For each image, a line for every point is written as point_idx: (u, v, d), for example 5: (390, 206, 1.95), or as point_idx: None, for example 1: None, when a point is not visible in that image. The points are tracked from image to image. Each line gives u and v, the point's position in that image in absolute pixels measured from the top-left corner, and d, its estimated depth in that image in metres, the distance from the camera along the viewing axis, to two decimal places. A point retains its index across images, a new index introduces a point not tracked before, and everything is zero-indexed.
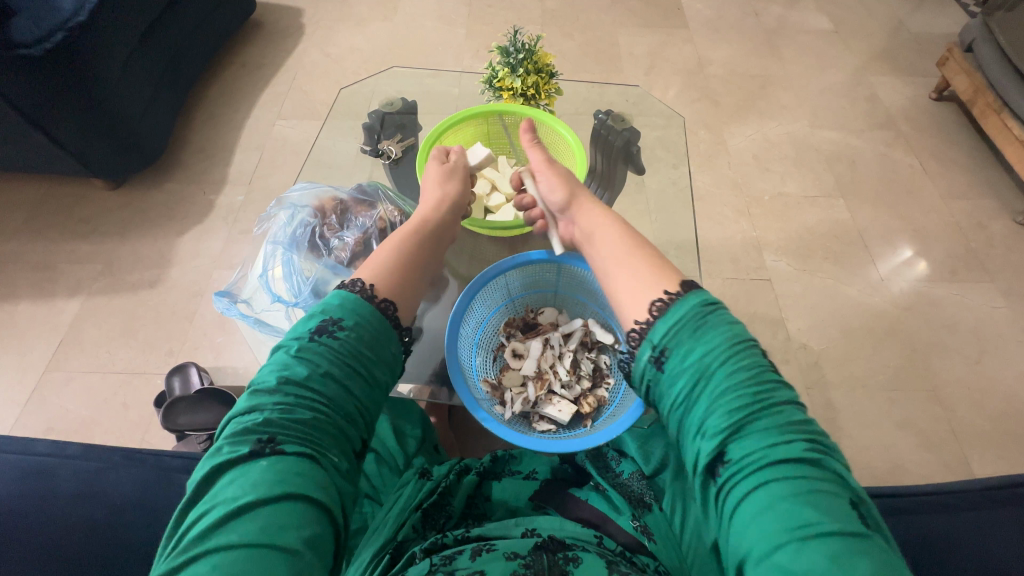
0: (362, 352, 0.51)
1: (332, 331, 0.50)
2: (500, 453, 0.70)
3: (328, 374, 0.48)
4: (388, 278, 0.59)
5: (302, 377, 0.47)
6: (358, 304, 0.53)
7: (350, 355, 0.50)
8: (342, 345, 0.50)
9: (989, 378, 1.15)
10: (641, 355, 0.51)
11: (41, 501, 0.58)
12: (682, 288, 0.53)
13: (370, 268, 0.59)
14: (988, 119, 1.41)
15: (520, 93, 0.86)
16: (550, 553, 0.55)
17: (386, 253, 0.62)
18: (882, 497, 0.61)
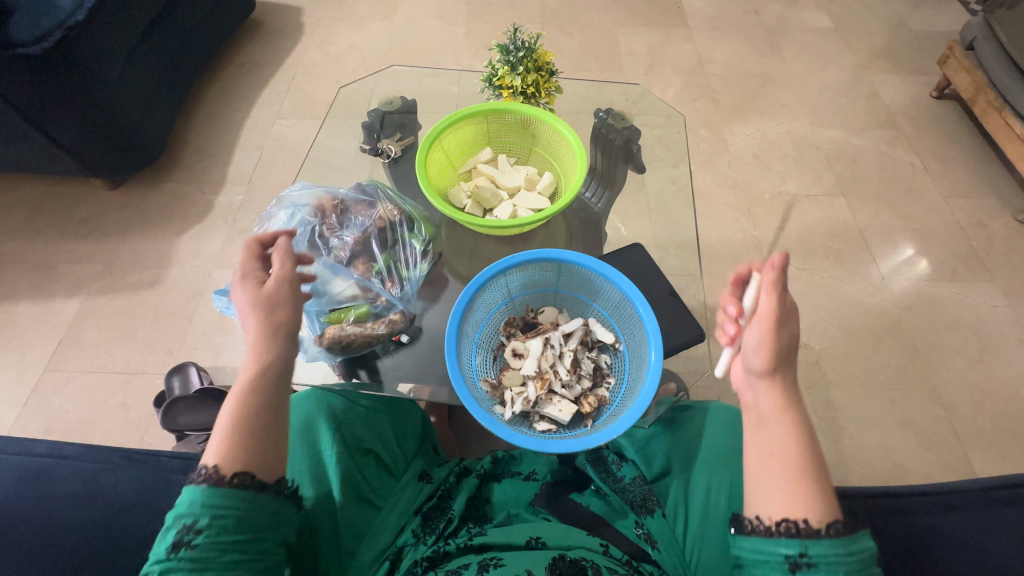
0: (262, 503, 0.48)
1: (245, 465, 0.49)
2: (500, 455, 0.71)
3: (226, 554, 0.45)
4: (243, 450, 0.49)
5: (202, 572, 0.44)
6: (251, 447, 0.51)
7: (248, 517, 0.47)
8: (234, 513, 0.46)
9: (989, 377, 1.14)
10: (777, 542, 0.47)
11: (38, 501, 0.57)
12: (839, 525, 0.47)
13: (214, 443, 0.49)
14: (989, 117, 1.41)
15: (520, 92, 0.85)
16: (555, 562, 0.54)
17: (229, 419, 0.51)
18: (879, 497, 0.62)
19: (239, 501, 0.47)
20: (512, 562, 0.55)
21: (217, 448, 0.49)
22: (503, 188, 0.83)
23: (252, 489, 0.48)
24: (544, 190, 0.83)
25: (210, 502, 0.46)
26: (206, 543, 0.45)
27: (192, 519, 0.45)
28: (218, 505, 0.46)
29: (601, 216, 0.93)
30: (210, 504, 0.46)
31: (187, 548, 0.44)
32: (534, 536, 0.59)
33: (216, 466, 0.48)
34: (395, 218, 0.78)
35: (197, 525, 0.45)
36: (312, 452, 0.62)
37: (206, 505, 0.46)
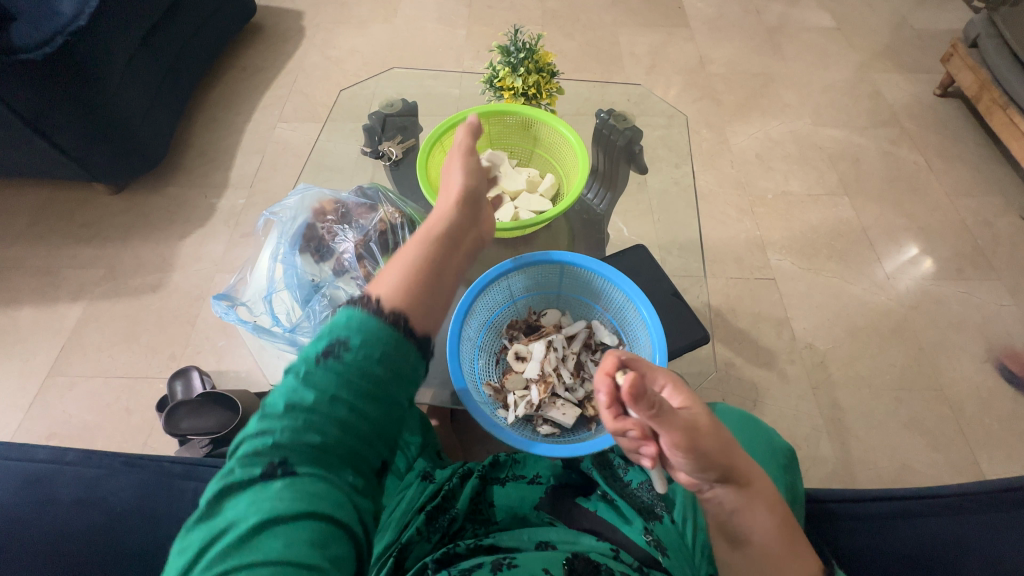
0: (407, 349, 0.48)
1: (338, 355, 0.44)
2: (505, 459, 0.68)
3: (398, 325, 0.49)
4: (406, 268, 0.54)
5: (338, 387, 0.43)
6: (366, 323, 0.47)
7: (391, 356, 0.47)
8: (387, 355, 0.47)
9: (997, 377, 1.13)
10: None
11: (41, 507, 0.57)
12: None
13: (382, 284, 0.53)
14: (993, 114, 1.40)
15: (521, 93, 0.85)
16: (571, 562, 0.54)
17: (399, 264, 0.58)
18: (892, 500, 0.60)
19: (388, 333, 0.48)
20: (527, 562, 0.54)
21: (391, 275, 0.54)
22: (503, 189, 0.83)
23: (399, 331, 0.48)
24: (546, 191, 0.83)
25: (367, 328, 0.47)
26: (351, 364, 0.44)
27: (345, 337, 0.46)
28: (381, 346, 0.46)
29: (603, 218, 0.92)
30: (365, 330, 0.47)
31: (336, 359, 0.44)
32: (543, 540, 0.58)
33: (378, 297, 0.51)
34: (397, 222, 0.78)
35: (346, 347, 0.45)
36: None
37: (363, 329, 0.47)
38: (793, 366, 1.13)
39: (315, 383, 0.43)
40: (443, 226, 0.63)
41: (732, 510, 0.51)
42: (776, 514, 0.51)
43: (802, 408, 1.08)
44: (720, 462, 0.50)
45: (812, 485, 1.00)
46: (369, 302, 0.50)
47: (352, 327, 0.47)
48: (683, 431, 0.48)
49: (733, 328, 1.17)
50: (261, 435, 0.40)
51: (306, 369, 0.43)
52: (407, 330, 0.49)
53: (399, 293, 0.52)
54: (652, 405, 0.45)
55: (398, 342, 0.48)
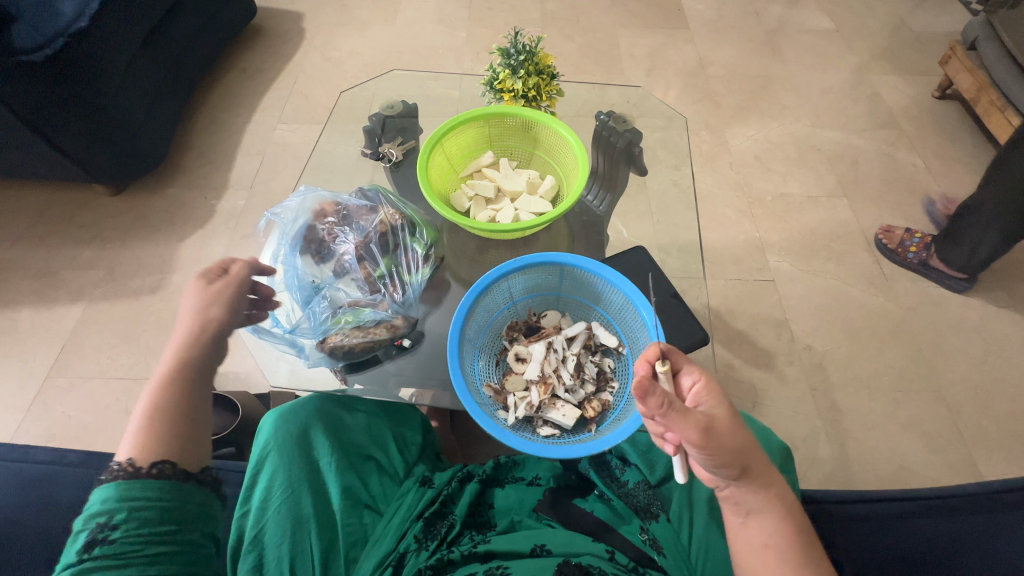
0: (192, 495, 0.49)
1: (143, 471, 0.47)
2: (503, 462, 0.71)
3: (169, 474, 0.48)
4: (162, 438, 0.50)
5: (151, 495, 0.47)
6: (147, 454, 0.49)
7: (171, 509, 0.47)
8: (172, 503, 0.47)
9: (995, 378, 1.14)
10: None
11: (42, 509, 0.57)
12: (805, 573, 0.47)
13: (127, 437, 0.49)
14: (992, 117, 1.40)
15: (521, 95, 0.84)
16: (563, 566, 0.53)
17: (144, 408, 0.52)
18: (884, 500, 0.61)
19: (161, 492, 0.47)
20: (520, 569, 0.53)
21: (133, 444, 0.49)
22: (504, 191, 0.84)
23: (174, 479, 0.49)
24: (546, 193, 0.84)
25: (133, 496, 0.46)
26: (122, 538, 0.44)
27: (108, 518, 0.45)
28: (157, 499, 0.47)
29: (602, 219, 0.92)
30: (131, 497, 0.46)
31: (103, 545, 0.44)
32: (539, 543, 0.57)
33: (131, 460, 0.48)
34: (397, 223, 0.78)
35: (113, 521, 0.45)
36: (311, 464, 0.61)
37: (123, 499, 0.46)
38: (791, 368, 1.13)
39: (134, 497, 0.46)
40: (197, 354, 0.56)
41: (749, 511, 0.51)
42: (797, 521, 0.50)
43: (801, 410, 1.08)
44: (734, 450, 0.48)
45: (811, 486, 1.00)
46: (131, 468, 0.47)
47: (112, 502, 0.45)
48: (693, 427, 0.46)
49: (732, 330, 1.17)
50: (101, 556, 0.43)
51: (110, 492, 0.46)
52: (183, 474, 0.49)
53: (161, 446, 0.49)
54: (660, 401, 0.44)
55: (171, 488, 0.48)
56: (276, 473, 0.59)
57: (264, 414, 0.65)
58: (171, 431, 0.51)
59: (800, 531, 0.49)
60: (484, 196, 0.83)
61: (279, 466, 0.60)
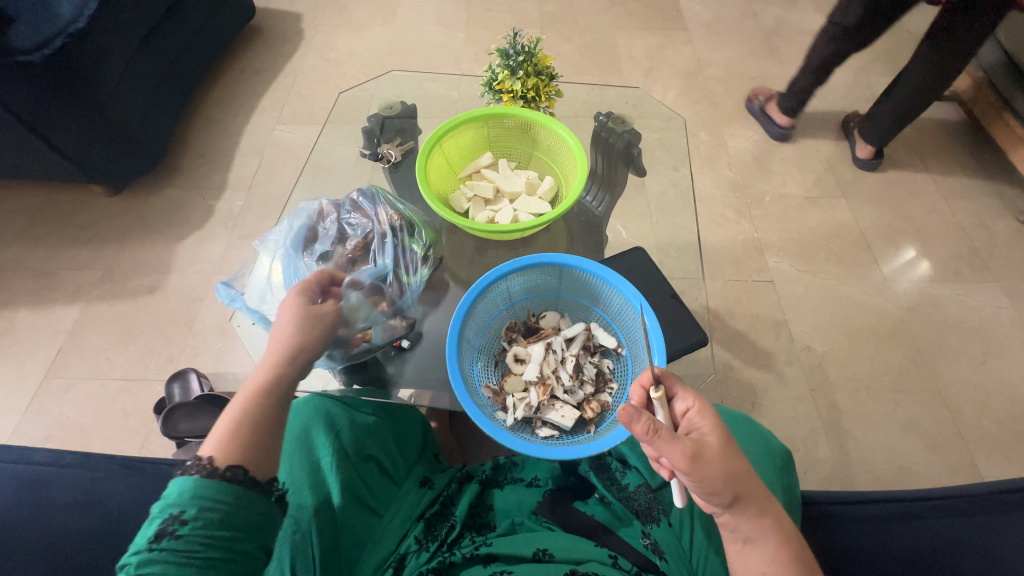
0: (254, 502, 0.47)
1: (213, 491, 0.45)
2: (503, 463, 0.71)
3: (241, 480, 0.47)
4: (243, 443, 0.49)
5: (214, 514, 0.44)
6: (216, 473, 0.46)
7: (235, 513, 0.45)
8: (236, 509, 0.45)
9: (994, 379, 1.14)
10: None
11: (37, 509, 0.56)
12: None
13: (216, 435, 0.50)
14: (990, 117, 1.41)
15: (520, 96, 0.84)
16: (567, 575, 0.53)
17: (231, 419, 0.51)
18: (886, 501, 0.61)
19: (228, 493, 0.46)
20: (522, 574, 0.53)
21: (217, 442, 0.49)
22: (503, 192, 0.84)
23: (245, 485, 0.47)
24: (545, 194, 0.83)
25: (201, 505, 0.44)
26: (189, 536, 0.42)
27: (179, 511, 0.43)
28: (228, 503, 0.45)
29: (601, 220, 0.91)
30: (201, 495, 0.44)
31: (170, 539, 0.42)
32: (541, 548, 0.56)
33: (213, 458, 0.47)
34: (397, 224, 0.77)
35: (185, 516, 0.43)
36: (311, 462, 0.60)
37: (201, 496, 0.44)
38: (791, 368, 1.13)
39: (199, 512, 0.44)
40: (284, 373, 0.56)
41: (746, 538, 0.50)
42: (793, 546, 0.49)
43: (800, 410, 1.08)
44: (723, 481, 0.47)
45: (810, 487, 1.00)
46: (212, 464, 0.47)
47: (188, 497, 0.44)
48: (678, 453, 0.47)
49: (731, 331, 1.17)
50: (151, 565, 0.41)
51: (179, 500, 0.44)
52: (251, 480, 0.48)
53: (242, 453, 0.49)
54: (643, 425, 0.47)
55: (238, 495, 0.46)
56: (278, 472, 0.59)
57: None
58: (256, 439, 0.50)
59: (797, 556, 0.48)
60: (483, 197, 0.83)
61: (281, 466, 0.59)
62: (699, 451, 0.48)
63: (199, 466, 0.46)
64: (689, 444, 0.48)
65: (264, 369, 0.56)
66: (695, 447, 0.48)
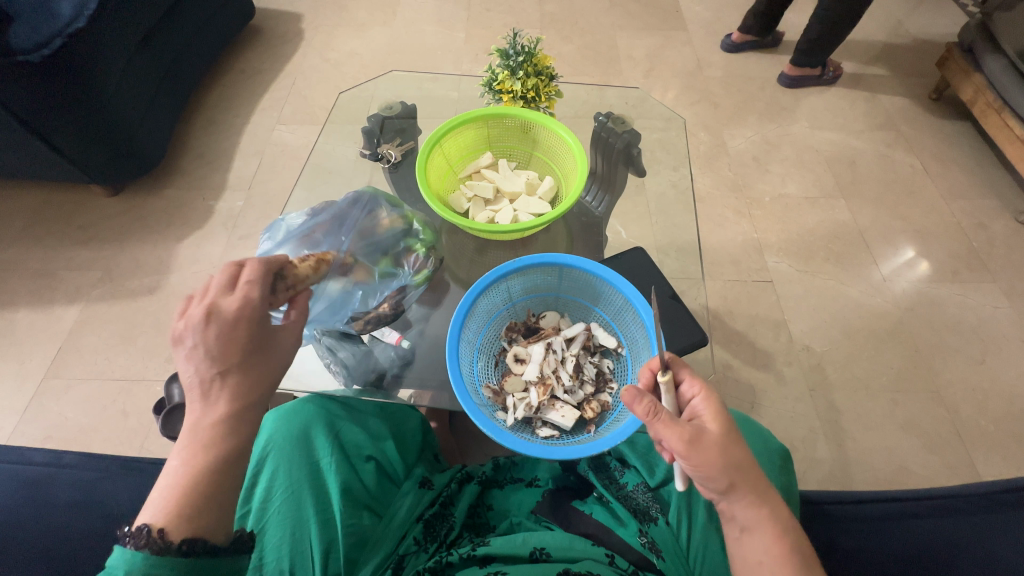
0: (215, 569, 0.43)
1: (170, 572, 0.41)
2: (503, 463, 0.71)
3: (199, 551, 0.42)
4: (192, 508, 0.43)
5: None
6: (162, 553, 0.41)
7: None
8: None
9: (992, 379, 1.14)
10: None
11: (38, 509, 0.56)
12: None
13: (162, 499, 0.43)
14: (988, 118, 1.41)
15: (520, 96, 0.84)
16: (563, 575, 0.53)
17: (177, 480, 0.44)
18: (880, 502, 0.61)
19: (185, 570, 0.41)
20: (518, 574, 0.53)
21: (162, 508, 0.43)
22: (503, 192, 0.84)
23: (201, 555, 0.42)
24: (544, 194, 0.83)
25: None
26: None
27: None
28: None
29: (601, 220, 0.92)
30: (152, 574, 0.40)
31: None
32: (539, 546, 0.57)
33: (164, 530, 0.42)
34: (400, 229, 0.78)
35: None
36: (311, 463, 0.60)
37: (151, 573, 0.40)
38: (790, 368, 1.13)
39: None
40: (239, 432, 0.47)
41: (743, 527, 0.50)
42: (792, 537, 0.49)
43: (799, 410, 1.08)
44: (719, 467, 0.48)
45: (810, 487, 1.00)
46: (160, 538, 0.41)
47: (138, 571, 0.40)
48: (676, 436, 0.49)
49: (730, 330, 1.17)
50: None
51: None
52: (209, 550, 0.43)
53: (199, 521, 0.43)
54: (642, 406, 0.49)
55: (198, 568, 0.42)
56: (277, 471, 0.59)
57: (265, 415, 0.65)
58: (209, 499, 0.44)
59: (796, 548, 0.48)
60: (483, 197, 0.83)
61: (279, 464, 0.60)
62: (695, 436, 0.49)
63: (145, 535, 0.41)
64: (688, 431, 0.49)
65: (207, 419, 0.47)
66: (694, 431, 0.49)
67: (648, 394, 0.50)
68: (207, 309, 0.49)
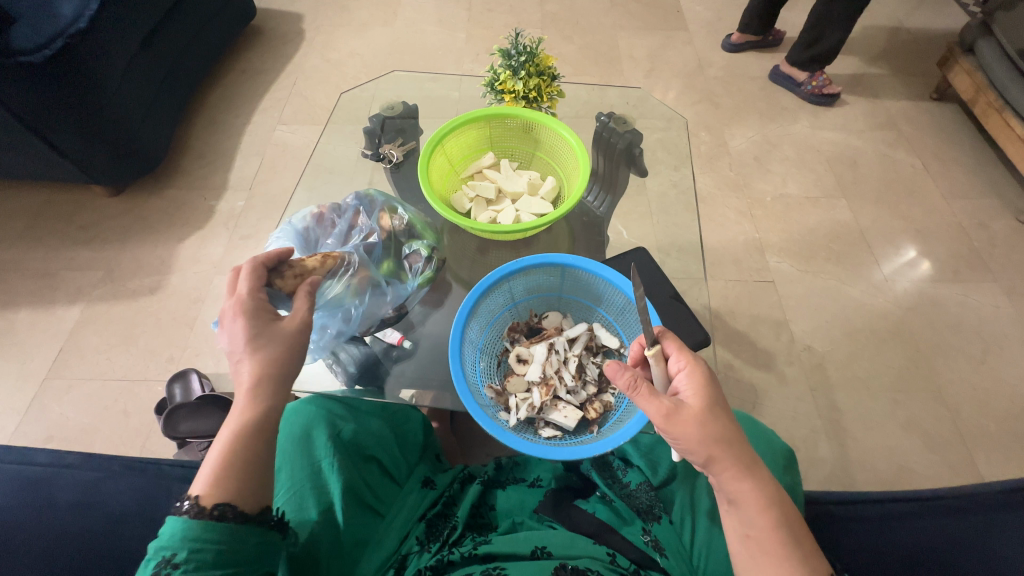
0: (249, 536, 0.45)
1: (212, 536, 0.43)
2: (505, 464, 0.71)
3: (231, 518, 0.45)
4: (232, 480, 0.46)
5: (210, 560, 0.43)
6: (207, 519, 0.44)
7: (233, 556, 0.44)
8: (231, 548, 0.44)
9: (994, 378, 1.14)
10: None
11: (39, 510, 0.56)
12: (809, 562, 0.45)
13: (202, 471, 0.46)
14: (990, 118, 1.41)
15: (522, 96, 0.83)
16: (560, 569, 0.53)
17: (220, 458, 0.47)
18: (885, 501, 0.61)
19: (224, 536, 0.44)
20: (517, 571, 0.53)
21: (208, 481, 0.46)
22: (504, 192, 0.84)
23: (234, 521, 0.45)
24: (546, 194, 0.83)
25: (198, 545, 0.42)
26: None
27: (170, 556, 0.42)
28: (220, 544, 0.43)
29: (602, 220, 0.92)
30: (194, 538, 0.42)
31: None
32: (540, 546, 0.57)
33: (202, 499, 0.45)
34: (398, 229, 0.78)
35: (179, 559, 0.41)
36: (311, 465, 0.60)
37: (191, 538, 0.42)
38: (791, 368, 1.13)
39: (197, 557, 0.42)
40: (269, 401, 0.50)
41: (730, 500, 0.49)
42: (782, 514, 0.47)
43: (800, 410, 1.08)
44: (695, 442, 0.48)
45: (811, 487, 1.00)
46: (197, 506, 0.44)
47: (179, 539, 0.42)
48: (653, 410, 0.49)
49: (731, 330, 1.17)
50: None
51: (176, 542, 0.42)
52: (240, 516, 0.45)
53: (231, 489, 0.46)
54: (621, 380, 0.50)
55: (234, 534, 0.44)
56: (281, 471, 0.59)
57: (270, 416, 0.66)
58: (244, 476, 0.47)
59: (784, 527, 0.46)
60: (485, 197, 0.83)
61: (282, 464, 0.60)
62: (670, 412, 0.49)
63: (193, 502, 0.44)
64: (665, 405, 0.49)
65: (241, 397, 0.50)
66: (669, 405, 0.49)
67: (625, 370, 0.51)
68: (228, 305, 0.54)
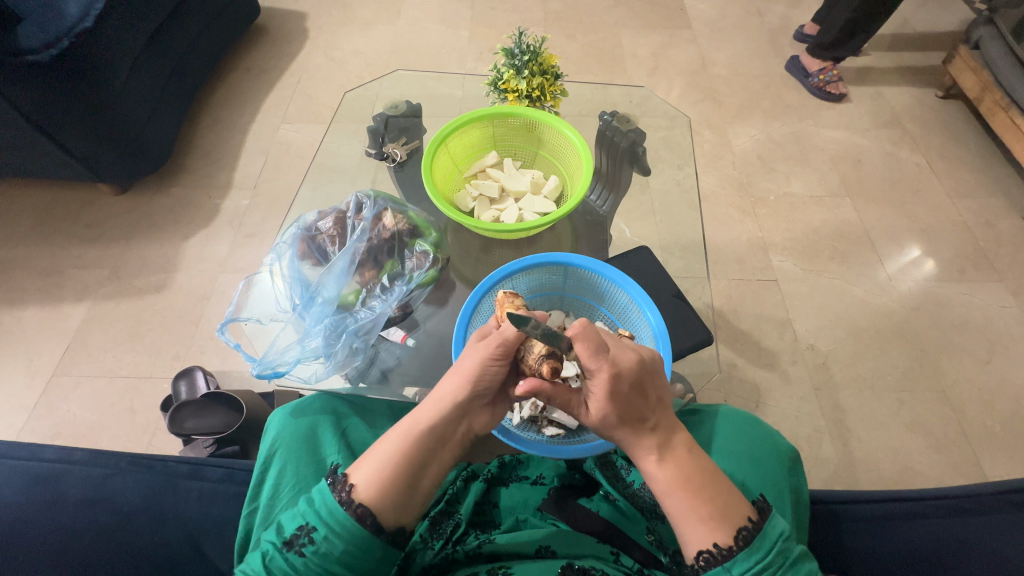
0: (374, 548, 0.49)
1: (333, 525, 0.48)
2: (507, 460, 0.69)
3: (368, 525, 0.48)
4: (388, 493, 0.50)
5: (336, 540, 0.48)
6: (343, 515, 0.49)
7: (354, 553, 0.48)
8: (356, 549, 0.48)
9: (998, 378, 1.14)
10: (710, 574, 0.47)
11: (48, 506, 0.56)
12: (752, 521, 0.48)
13: (368, 465, 0.52)
14: (996, 116, 1.40)
15: (525, 95, 0.84)
16: (565, 568, 0.54)
17: (389, 455, 0.52)
18: (885, 501, 0.61)
19: (351, 532, 0.48)
20: (521, 570, 0.55)
21: (368, 474, 0.51)
22: (507, 191, 0.84)
23: (370, 529, 0.49)
24: (550, 193, 0.84)
25: (333, 524, 0.48)
26: (309, 559, 0.48)
27: (313, 527, 0.48)
28: (350, 540, 0.48)
29: (606, 218, 0.93)
30: (335, 522, 0.48)
31: (302, 547, 0.48)
32: (544, 545, 0.58)
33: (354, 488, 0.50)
34: (401, 229, 0.78)
35: (314, 536, 0.48)
36: (318, 463, 0.60)
37: (335, 524, 0.48)
38: (795, 367, 1.13)
39: (330, 535, 0.48)
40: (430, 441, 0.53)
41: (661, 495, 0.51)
42: (714, 492, 0.50)
43: (804, 409, 1.08)
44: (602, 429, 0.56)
45: (815, 487, 1.00)
46: (349, 496, 0.49)
47: (321, 515, 0.49)
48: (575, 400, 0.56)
49: (734, 329, 1.17)
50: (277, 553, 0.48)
51: (313, 510, 0.50)
52: (377, 527, 0.49)
53: (382, 502, 0.50)
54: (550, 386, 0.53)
55: (360, 542, 0.48)
56: (285, 467, 0.59)
57: (272, 413, 0.65)
58: (402, 488, 0.51)
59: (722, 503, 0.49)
60: (488, 196, 0.83)
61: (286, 461, 0.59)
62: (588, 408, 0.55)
63: (346, 486, 0.50)
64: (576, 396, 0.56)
65: (425, 417, 0.54)
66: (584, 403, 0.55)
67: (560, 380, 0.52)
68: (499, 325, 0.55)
